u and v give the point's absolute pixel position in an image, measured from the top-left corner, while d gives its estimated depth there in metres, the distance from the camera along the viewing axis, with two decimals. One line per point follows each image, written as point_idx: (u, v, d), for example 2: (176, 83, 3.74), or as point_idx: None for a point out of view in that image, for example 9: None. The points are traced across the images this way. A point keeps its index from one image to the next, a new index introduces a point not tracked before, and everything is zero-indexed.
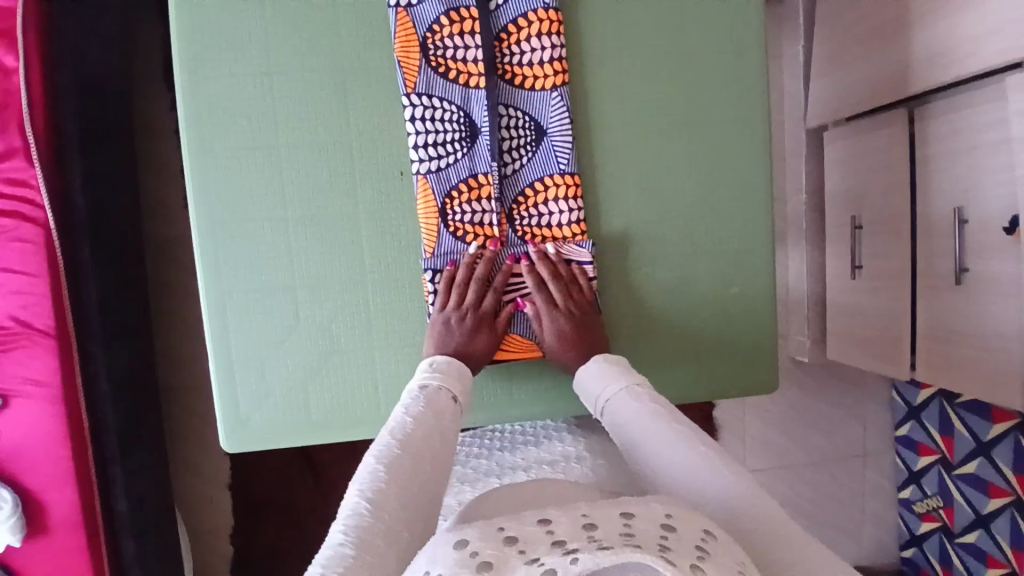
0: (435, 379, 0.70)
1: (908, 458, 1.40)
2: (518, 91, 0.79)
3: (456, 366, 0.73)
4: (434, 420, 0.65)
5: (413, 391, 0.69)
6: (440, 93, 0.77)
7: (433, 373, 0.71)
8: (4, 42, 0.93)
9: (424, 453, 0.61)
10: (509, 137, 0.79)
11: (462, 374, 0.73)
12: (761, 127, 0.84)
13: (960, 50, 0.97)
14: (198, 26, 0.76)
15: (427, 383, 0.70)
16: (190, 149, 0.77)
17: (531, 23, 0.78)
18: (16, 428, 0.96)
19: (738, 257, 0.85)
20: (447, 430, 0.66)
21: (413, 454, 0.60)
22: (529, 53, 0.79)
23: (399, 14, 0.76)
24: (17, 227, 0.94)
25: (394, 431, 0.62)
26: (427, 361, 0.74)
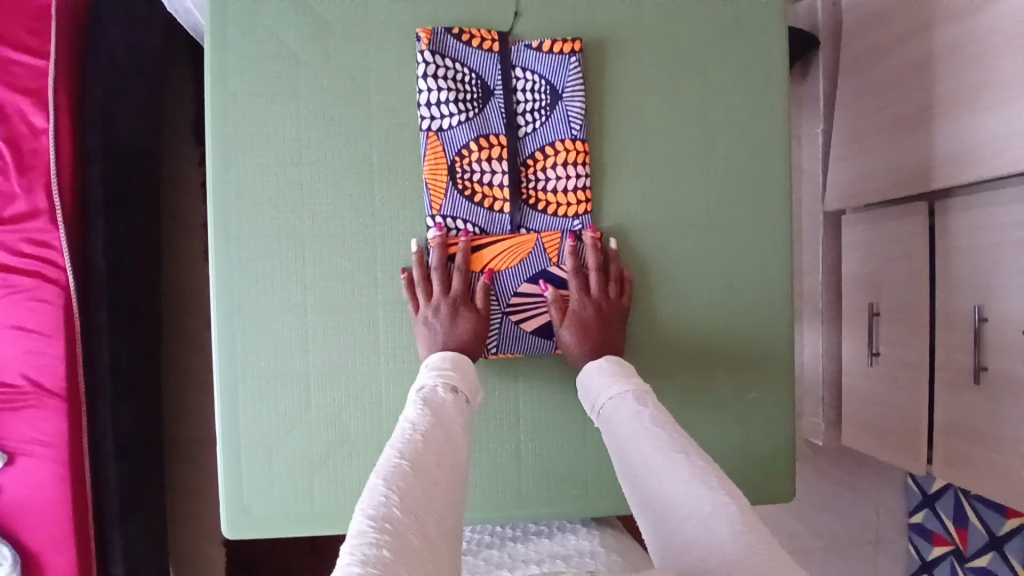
0: (443, 381, 0.67)
1: (922, 549, 1.36)
2: (543, 219, 0.80)
3: (458, 360, 0.71)
4: (445, 416, 0.62)
5: (426, 387, 0.66)
6: (464, 216, 0.78)
7: (440, 374, 0.68)
8: (34, 100, 0.94)
9: (447, 445, 0.58)
10: (528, 254, 0.79)
11: (470, 380, 0.70)
12: (784, 230, 0.84)
13: (985, 150, 0.97)
14: (235, 114, 0.78)
15: (438, 378, 0.67)
16: (215, 234, 0.78)
17: (557, 152, 0.80)
18: (20, 486, 0.95)
19: (755, 359, 0.84)
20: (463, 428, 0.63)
21: (438, 446, 0.57)
22: (555, 180, 0.80)
23: (430, 138, 0.78)
24: (37, 286, 0.95)
25: (417, 427, 0.58)
26: (423, 364, 0.71)
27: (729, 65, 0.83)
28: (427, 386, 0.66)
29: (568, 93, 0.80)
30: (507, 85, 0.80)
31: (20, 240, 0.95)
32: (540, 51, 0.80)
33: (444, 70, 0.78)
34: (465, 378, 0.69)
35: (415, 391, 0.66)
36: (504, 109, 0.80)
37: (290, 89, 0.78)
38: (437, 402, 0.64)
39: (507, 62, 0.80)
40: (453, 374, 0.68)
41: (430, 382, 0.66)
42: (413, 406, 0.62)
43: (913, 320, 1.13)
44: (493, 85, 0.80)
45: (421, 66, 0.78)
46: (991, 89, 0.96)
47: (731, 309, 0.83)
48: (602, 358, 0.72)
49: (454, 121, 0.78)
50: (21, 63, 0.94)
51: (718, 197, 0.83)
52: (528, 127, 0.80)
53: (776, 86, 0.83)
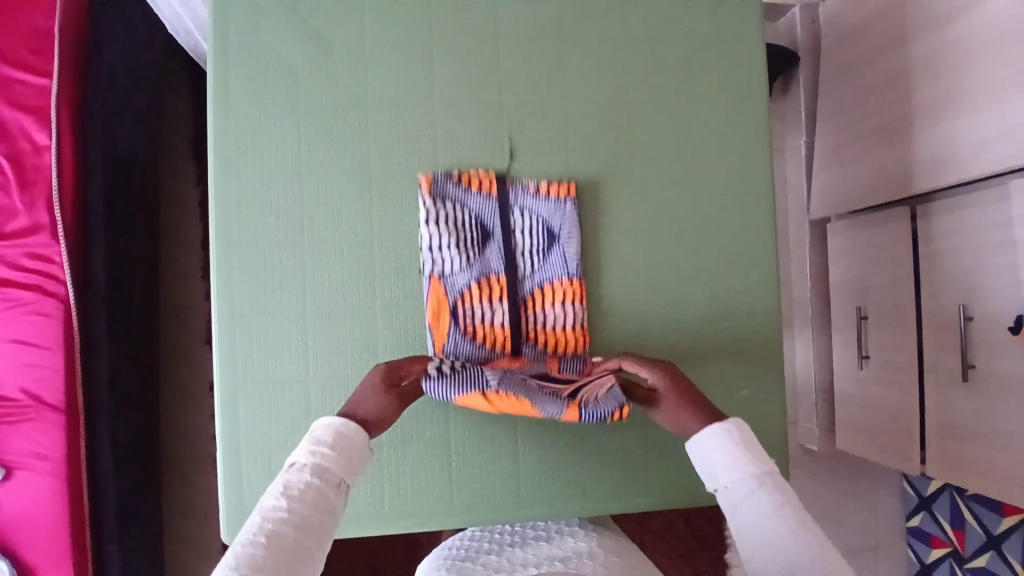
0: (320, 455, 0.58)
1: (921, 552, 1.36)
2: (537, 352, 0.82)
3: (351, 435, 0.60)
4: (310, 513, 0.54)
5: (293, 468, 0.57)
6: (468, 354, 0.79)
7: (320, 446, 0.59)
8: (36, 118, 0.97)
9: (301, 556, 0.52)
10: (526, 358, 0.80)
11: (357, 445, 0.60)
12: (768, 231, 0.87)
13: (962, 153, 1.01)
14: (235, 126, 0.80)
15: (311, 456, 0.58)
16: (216, 242, 0.80)
17: (555, 291, 0.82)
18: (17, 500, 0.95)
19: (746, 357, 0.86)
20: (330, 525, 0.56)
21: (285, 563, 0.51)
22: (552, 319, 0.83)
23: (432, 283, 0.80)
24: (35, 299, 0.95)
25: (260, 537, 0.51)
26: (316, 426, 0.61)
27: (710, 73, 0.87)
28: (296, 464, 0.57)
29: (565, 236, 0.83)
30: (506, 221, 0.82)
31: (20, 254, 0.96)
32: (537, 193, 0.83)
33: (444, 215, 0.80)
34: (347, 454, 0.60)
35: (282, 475, 0.57)
36: (503, 252, 0.82)
37: (287, 101, 0.81)
38: (305, 489, 0.55)
39: (505, 203, 0.82)
40: (332, 446, 0.59)
41: (300, 461, 0.57)
42: (268, 504, 0.54)
43: (900, 323, 1.15)
44: (491, 229, 0.82)
45: (422, 212, 0.80)
46: (966, 97, 1.00)
47: (721, 311, 0.86)
48: (725, 422, 0.61)
49: (455, 267, 0.80)
50: (23, 81, 0.97)
51: (706, 202, 0.86)
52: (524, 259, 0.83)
53: (757, 95, 0.87)
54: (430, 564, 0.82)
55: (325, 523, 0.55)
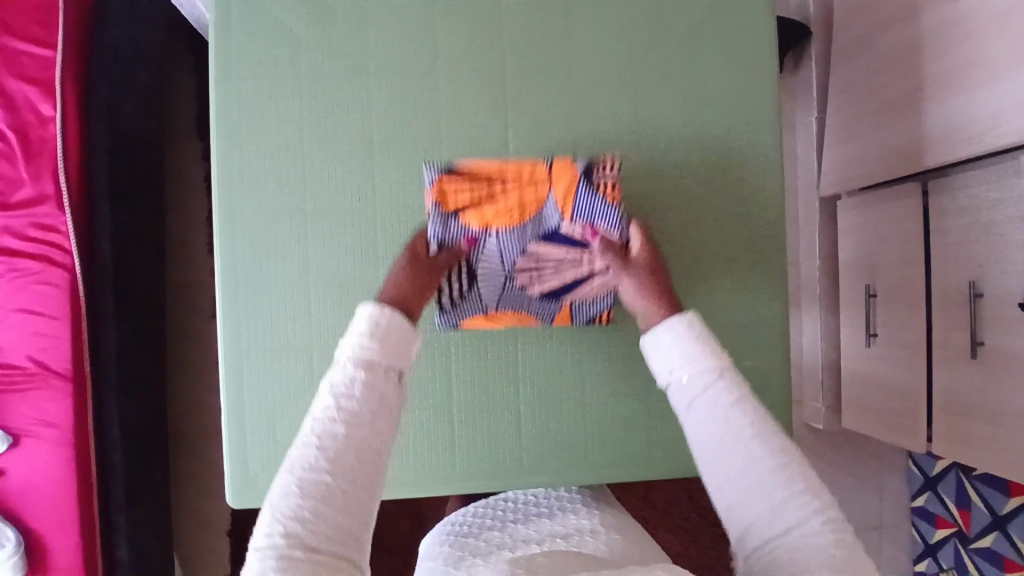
0: (369, 350, 0.56)
1: (925, 532, 1.36)
2: None
3: (399, 324, 0.59)
4: (371, 409, 0.54)
5: (340, 365, 0.56)
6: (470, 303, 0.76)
7: (367, 339, 0.57)
8: (40, 89, 0.97)
9: (370, 449, 0.53)
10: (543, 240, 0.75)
11: (405, 336, 0.59)
12: (775, 203, 0.86)
13: (974, 127, 0.99)
14: (237, 94, 0.80)
15: (359, 354, 0.56)
16: (220, 210, 0.79)
17: None
18: (25, 469, 0.96)
19: (751, 329, 0.86)
20: (391, 415, 0.55)
21: (351, 457, 0.52)
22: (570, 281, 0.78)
23: None
24: (42, 270, 0.96)
25: (318, 439, 0.52)
26: (356, 317, 0.59)
27: (718, 43, 0.85)
28: (347, 365, 0.56)
29: None
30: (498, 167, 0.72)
31: (27, 224, 0.96)
32: None
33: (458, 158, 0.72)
34: (395, 346, 0.58)
35: (333, 375, 0.56)
36: None
37: (290, 68, 0.80)
38: (355, 386, 0.54)
39: None
40: (379, 340, 0.57)
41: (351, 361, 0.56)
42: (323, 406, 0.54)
43: (908, 301, 1.14)
44: None
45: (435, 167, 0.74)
46: (979, 69, 0.98)
47: (725, 283, 0.85)
48: (680, 318, 0.62)
49: None
50: (28, 53, 0.97)
51: (712, 172, 0.85)
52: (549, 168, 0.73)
53: (765, 65, 0.86)
54: (433, 540, 0.82)
55: (386, 421, 0.55)
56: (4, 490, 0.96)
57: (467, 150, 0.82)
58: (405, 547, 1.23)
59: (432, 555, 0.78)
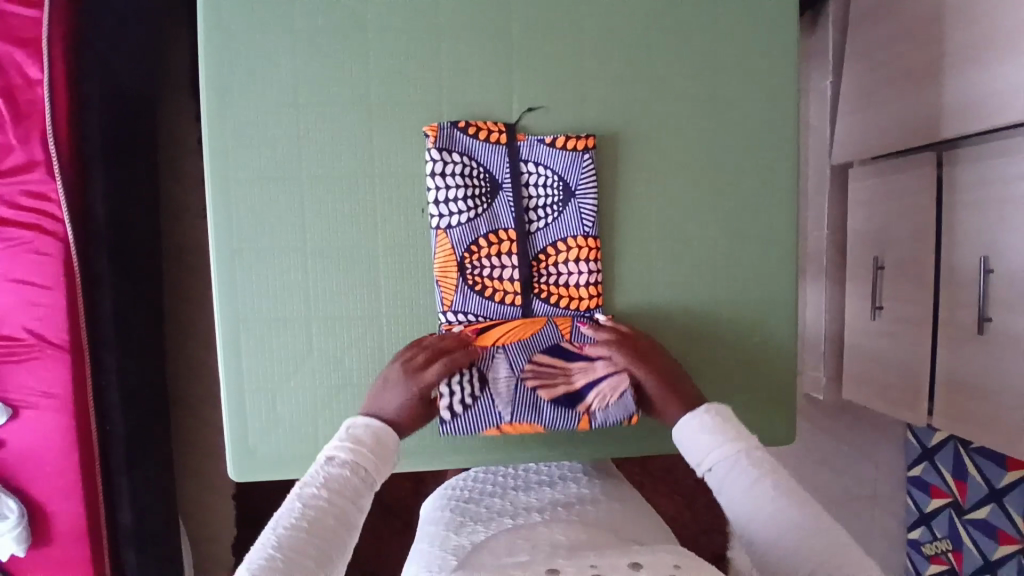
0: (353, 447, 0.63)
1: (919, 500, 1.37)
2: (550, 309, 0.79)
3: (379, 432, 0.66)
4: (342, 507, 0.58)
5: (327, 461, 0.62)
6: (474, 308, 0.78)
7: (352, 440, 0.64)
8: (30, 50, 0.92)
9: (328, 551, 0.55)
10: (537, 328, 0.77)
11: (383, 440, 0.65)
12: (787, 178, 0.83)
13: (994, 98, 0.95)
14: (230, 57, 0.76)
15: (348, 451, 0.63)
16: (213, 179, 0.77)
17: (568, 248, 0.80)
18: (23, 437, 0.96)
19: (757, 308, 0.84)
20: (361, 512, 0.60)
21: (309, 559, 0.54)
22: (566, 275, 0.80)
23: (438, 236, 0.77)
24: (36, 239, 0.94)
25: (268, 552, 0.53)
26: (344, 426, 0.66)
27: (734, 7, 0.81)
28: (334, 457, 0.62)
29: (580, 189, 0.79)
30: (517, 176, 0.79)
31: (18, 192, 0.93)
32: (553, 145, 0.79)
33: (452, 165, 0.77)
34: (379, 449, 0.65)
35: (319, 464, 0.62)
36: (513, 202, 0.78)
37: (284, 31, 0.77)
38: (334, 485, 0.59)
39: (515, 155, 0.79)
40: (366, 442, 0.64)
41: (337, 454, 0.62)
42: (307, 489, 0.59)
43: (917, 274, 1.12)
44: (501, 177, 0.79)
45: (429, 163, 0.77)
46: (999, 37, 0.94)
47: (732, 261, 0.83)
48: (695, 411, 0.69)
49: (461, 218, 0.77)
50: (16, 13, 0.91)
51: (723, 145, 0.82)
52: (589, 165, 0.79)
53: (782, 30, 0.82)
54: (433, 505, 0.81)
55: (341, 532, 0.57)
56: (4, 459, 0.96)
57: (469, 119, 0.79)
58: (406, 512, 1.24)
59: (431, 520, 0.78)
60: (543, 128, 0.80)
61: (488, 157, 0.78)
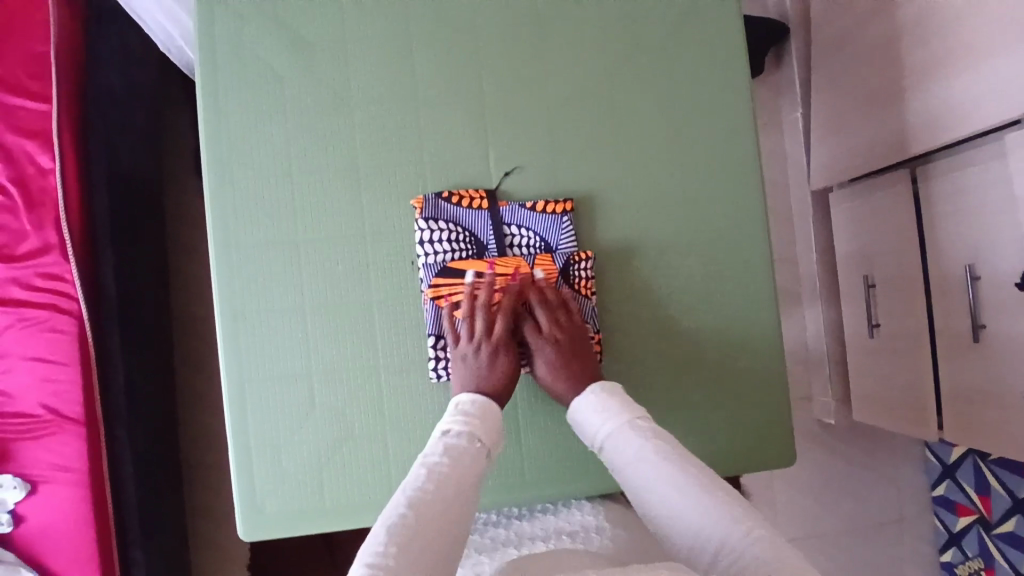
0: (465, 420, 0.70)
1: (947, 521, 1.35)
2: None
3: (486, 406, 0.73)
4: (462, 470, 0.65)
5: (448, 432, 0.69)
6: None
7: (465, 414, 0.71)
8: (40, 142, 1.00)
9: (454, 507, 0.62)
10: (525, 303, 0.82)
11: (492, 414, 0.72)
12: (757, 202, 0.87)
13: (958, 111, 0.99)
14: (225, 133, 0.82)
15: (461, 424, 0.70)
16: (215, 247, 0.81)
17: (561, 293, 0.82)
18: (44, 513, 0.98)
19: (744, 329, 0.86)
20: (480, 472, 0.67)
21: (438, 511, 0.60)
22: None
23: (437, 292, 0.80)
24: (51, 317, 0.99)
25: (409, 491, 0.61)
26: (451, 405, 0.74)
27: (690, 49, 0.87)
28: (451, 429, 0.69)
29: (563, 250, 0.83)
30: (501, 241, 0.83)
31: (33, 274, 0.99)
32: (534, 211, 0.83)
33: (440, 233, 0.81)
34: (488, 420, 0.72)
35: (438, 436, 0.69)
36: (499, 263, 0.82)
37: (274, 106, 0.83)
38: (456, 448, 0.67)
39: (499, 219, 0.83)
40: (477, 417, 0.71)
41: (454, 426, 0.69)
42: (430, 456, 0.66)
43: (909, 289, 1.14)
44: (487, 241, 0.83)
45: (417, 232, 0.81)
46: (956, 55, 0.99)
47: (714, 286, 0.86)
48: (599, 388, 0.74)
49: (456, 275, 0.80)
50: (26, 108, 1.00)
51: (695, 178, 0.86)
52: (571, 233, 0.83)
53: (737, 66, 0.87)
54: None
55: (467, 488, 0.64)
56: (23, 535, 0.98)
57: (449, 172, 0.84)
58: None
59: None
60: (520, 175, 0.84)
61: (474, 222, 0.83)
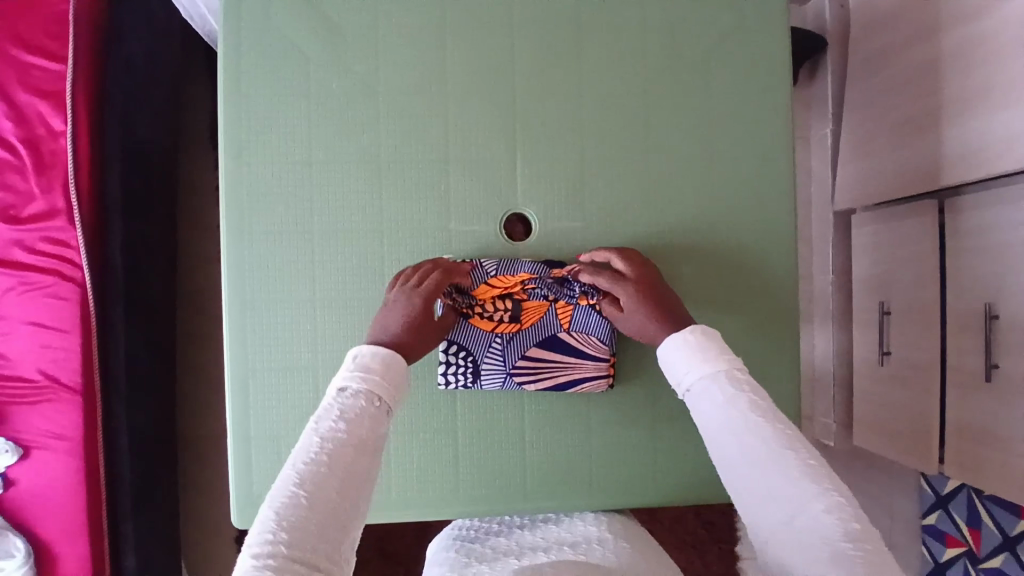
0: (359, 378, 0.58)
1: (935, 552, 1.30)
2: (561, 367, 0.80)
3: (389, 358, 0.61)
4: (361, 428, 0.55)
5: (345, 388, 0.58)
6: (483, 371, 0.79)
7: (361, 371, 0.59)
8: (53, 102, 0.97)
9: (356, 483, 0.53)
10: (540, 316, 0.80)
11: (392, 365, 0.61)
12: (787, 228, 0.85)
13: (993, 147, 0.97)
14: (246, 111, 0.80)
15: (361, 382, 0.58)
16: (228, 229, 0.79)
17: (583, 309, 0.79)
18: (36, 479, 0.97)
19: (762, 355, 0.85)
20: (379, 426, 0.57)
21: (337, 497, 0.51)
22: (584, 335, 0.79)
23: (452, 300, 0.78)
24: (54, 283, 0.97)
25: (300, 476, 0.51)
26: (350, 354, 0.61)
27: (732, 64, 0.84)
28: (346, 387, 0.58)
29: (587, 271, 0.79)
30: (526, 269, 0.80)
31: (37, 237, 0.97)
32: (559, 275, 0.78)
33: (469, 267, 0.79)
34: (390, 372, 0.60)
35: (331, 395, 0.58)
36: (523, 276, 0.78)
37: (298, 89, 0.80)
38: (355, 411, 0.56)
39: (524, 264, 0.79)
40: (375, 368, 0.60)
41: (351, 385, 0.58)
42: (323, 419, 0.55)
43: (923, 321, 1.12)
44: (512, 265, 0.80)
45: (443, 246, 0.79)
46: (997, 89, 0.95)
47: (735, 309, 0.84)
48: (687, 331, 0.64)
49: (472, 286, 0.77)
50: (40, 66, 0.97)
51: (723, 197, 0.84)
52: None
53: (780, 87, 0.85)
54: (440, 544, 0.82)
55: (366, 450, 0.55)
56: (14, 500, 0.97)
57: (475, 171, 0.82)
58: (409, 560, 1.23)
59: (438, 559, 0.78)
60: (545, 180, 0.82)
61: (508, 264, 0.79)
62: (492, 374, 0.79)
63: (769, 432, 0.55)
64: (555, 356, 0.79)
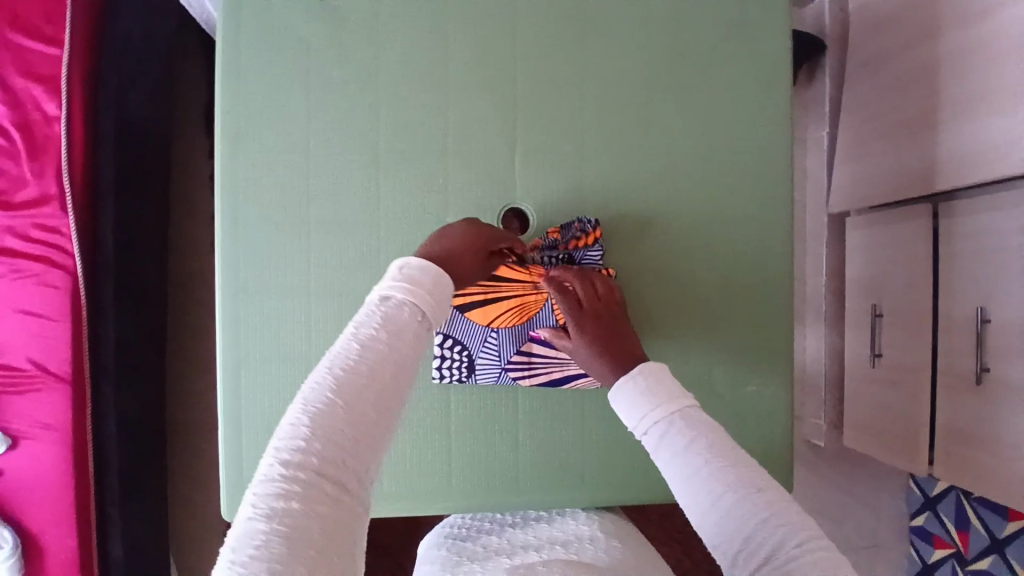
0: (404, 289, 0.50)
1: (923, 552, 1.33)
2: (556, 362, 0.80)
3: (438, 277, 0.53)
4: (401, 342, 0.48)
5: (390, 295, 0.50)
6: (478, 365, 0.80)
7: (405, 282, 0.51)
8: (48, 88, 0.96)
9: (389, 400, 0.46)
10: (538, 310, 0.78)
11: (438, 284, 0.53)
12: (783, 227, 0.85)
13: (989, 151, 0.97)
14: (243, 100, 0.79)
15: (406, 293, 0.50)
16: (222, 217, 0.79)
17: None
18: (24, 468, 0.96)
19: (756, 353, 0.85)
20: (420, 345, 0.49)
21: (370, 411, 0.44)
22: None
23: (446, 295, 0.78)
24: (45, 271, 0.96)
25: (331, 383, 0.44)
26: (397, 262, 0.53)
27: (731, 63, 0.84)
28: (390, 296, 0.50)
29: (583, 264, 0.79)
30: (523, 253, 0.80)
31: (28, 224, 0.95)
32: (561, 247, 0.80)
33: None
34: (437, 291, 0.52)
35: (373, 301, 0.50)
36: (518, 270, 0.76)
37: (296, 78, 0.79)
38: (398, 323, 0.48)
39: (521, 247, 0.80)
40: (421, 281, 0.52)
41: (396, 294, 0.50)
42: (363, 325, 0.47)
43: (915, 323, 1.13)
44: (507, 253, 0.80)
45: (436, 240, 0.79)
46: (996, 95, 0.96)
47: (730, 307, 0.84)
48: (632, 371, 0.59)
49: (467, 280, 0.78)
50: (36, 50, 0.95)
51: (720, 196, 0.84)
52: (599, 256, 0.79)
53: (779, 86, 0.85)
54: (431, 542, 0.82)
55: (404, 368, 0.47)
56: (1, 489, 0.96)
57: (472, 165, 0.81)
58: (398, 554, 1.22)
59: (429, 559, 0.78)
60: (543, 175, 0.82)
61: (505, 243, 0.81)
62: (487, 370, 0.80)
63: (733, 473, 0.48)
64: (551, 351, 0.79)
